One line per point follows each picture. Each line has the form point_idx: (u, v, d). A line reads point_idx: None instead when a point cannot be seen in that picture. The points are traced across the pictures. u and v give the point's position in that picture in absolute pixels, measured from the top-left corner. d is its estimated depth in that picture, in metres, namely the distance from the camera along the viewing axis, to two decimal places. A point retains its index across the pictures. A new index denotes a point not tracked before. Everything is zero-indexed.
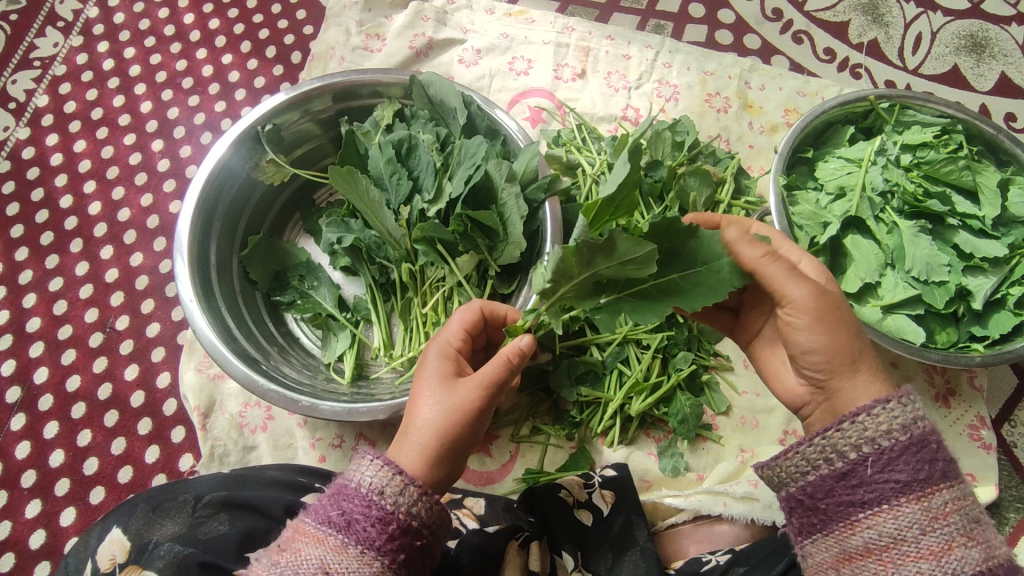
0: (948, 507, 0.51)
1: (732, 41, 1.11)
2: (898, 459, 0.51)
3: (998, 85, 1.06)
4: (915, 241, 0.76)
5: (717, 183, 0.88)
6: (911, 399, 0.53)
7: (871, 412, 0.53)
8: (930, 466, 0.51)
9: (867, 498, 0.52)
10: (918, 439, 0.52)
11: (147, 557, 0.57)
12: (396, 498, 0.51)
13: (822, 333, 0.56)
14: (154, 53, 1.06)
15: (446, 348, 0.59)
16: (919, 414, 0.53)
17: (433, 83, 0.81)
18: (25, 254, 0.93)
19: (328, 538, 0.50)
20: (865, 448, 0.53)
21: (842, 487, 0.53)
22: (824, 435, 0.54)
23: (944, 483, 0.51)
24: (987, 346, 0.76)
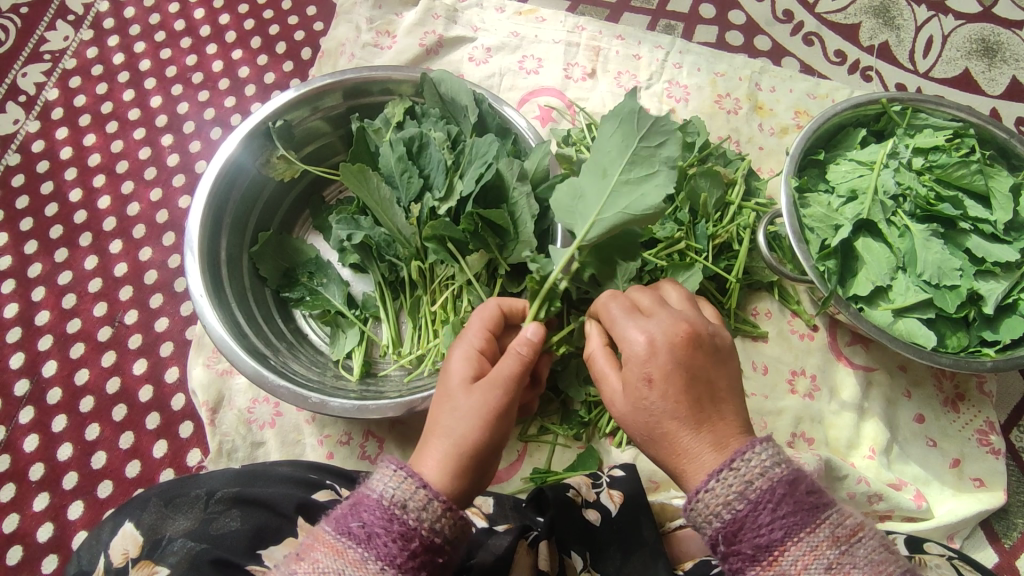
0: (798, 566, 0.48)
1: (744, 41, 1.10)
2: (744, 530, 0.49)
3: (1009, 90, 1.06)
4: (926, 245, 0.76)
5: (728, 184, 0.88)
6: (744, 459, 0.50)
7: (709, 486, 0.50)
8: (771, 528, 0.48)
9: (734, 569, 0.50)
10: (758, 501, 0.49)
11: (159, 554, 0.57)
12: (419, 514, 0.49)
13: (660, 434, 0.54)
14: (165, 48, 1.05)
15: (471, 351, 0.59)
16: (754, 472, 0.49)
17: (445, 80, 0.81)
18: (35, 247, 0.93)
19: (347, 551, 0.48)
20: (715, 522, 0.50)
21: (712, 559, 0.51)
22: (685, 510, 0.52)
23: (792, 541, 0.48)
24: (998, 351, 0.76)
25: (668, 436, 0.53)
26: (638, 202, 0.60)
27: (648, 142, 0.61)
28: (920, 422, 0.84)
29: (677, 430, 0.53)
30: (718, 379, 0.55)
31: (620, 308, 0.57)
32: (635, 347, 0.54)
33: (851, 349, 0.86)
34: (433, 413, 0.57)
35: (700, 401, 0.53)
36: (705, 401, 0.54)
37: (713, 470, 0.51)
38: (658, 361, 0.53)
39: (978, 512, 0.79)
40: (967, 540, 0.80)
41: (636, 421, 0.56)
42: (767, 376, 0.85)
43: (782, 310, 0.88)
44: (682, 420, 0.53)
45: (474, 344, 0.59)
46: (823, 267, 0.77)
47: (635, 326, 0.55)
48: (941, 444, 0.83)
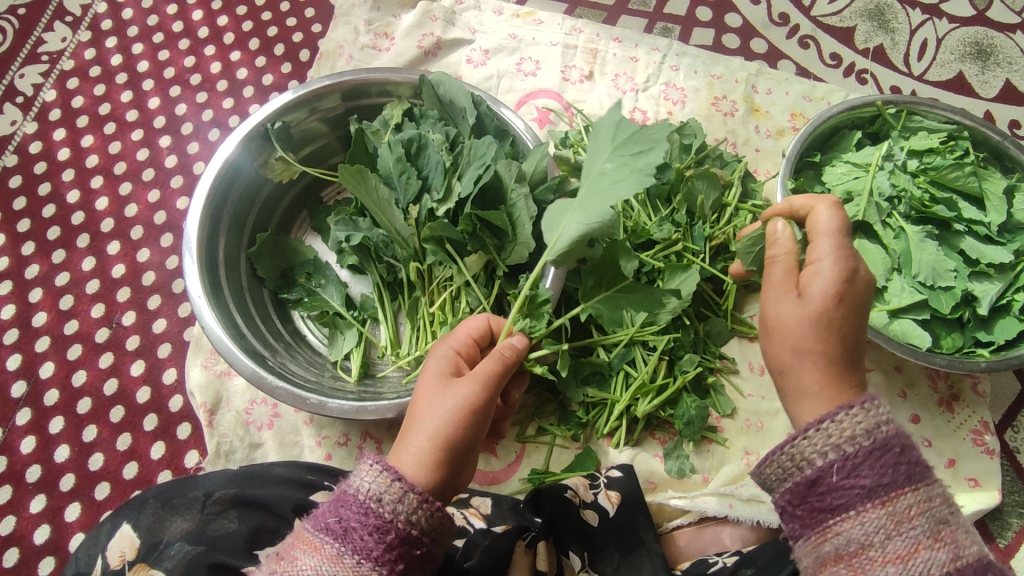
0: (913, 510, 0.49)
1: (740, 44, 1.11)
2: (863, 465, 0.50)
3: (1003, 93, 1.07)
4: (922, 246, 0.76)
5: (724, 186, 0.89)
6: (875, 403, 0.52)
7: (835, 419, 0.52)
8: (893, 470, 0.50)
9: (834, 504, 0.51)
10: (881, 445, 0.51)
11: (157, 556, 0.57)
12: (394, 507, 0.50)
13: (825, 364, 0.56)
14: (163, 49, 1.05)
15: (449, 350, 0.60)
16: (883, 417, 0.52)
17: (443, 82, 0.81)
18: (31, 248, 0.93)
19: (324, 545, 0.49)
20: (831, 454, 0.51)
21: (809, 495, 0.52)
22: (789, 444, 0.53)
23: (908, 487, 0.50)
24: (992, 352, 0.77)
25: (812, 357, 0.56)
26: (591, 215, 0.60)
27: (625, 150, 0.58)
28: (915, 423, 0.85)
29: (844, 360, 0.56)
30: (862, 345, 0.58)
31: (828, 224, 0.58)
32: (823, 280, 0.56)
33: None
34: (411, 413, 0.57)
35: (846, 358, 0.56)
36: (852, 354, 0.57)
37: (841, 405, 0.53)
38: (830, 306, 0.55)
39: (971, 511, 0.80)
40: None
41: (795, 331, 0.56)
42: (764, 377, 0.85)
43: None
44: (813, 372, 0.56)
45: (455, 343, 0.61)
46: None
47: (826, 268, 0.56)
48: (937, 444, 0.83)
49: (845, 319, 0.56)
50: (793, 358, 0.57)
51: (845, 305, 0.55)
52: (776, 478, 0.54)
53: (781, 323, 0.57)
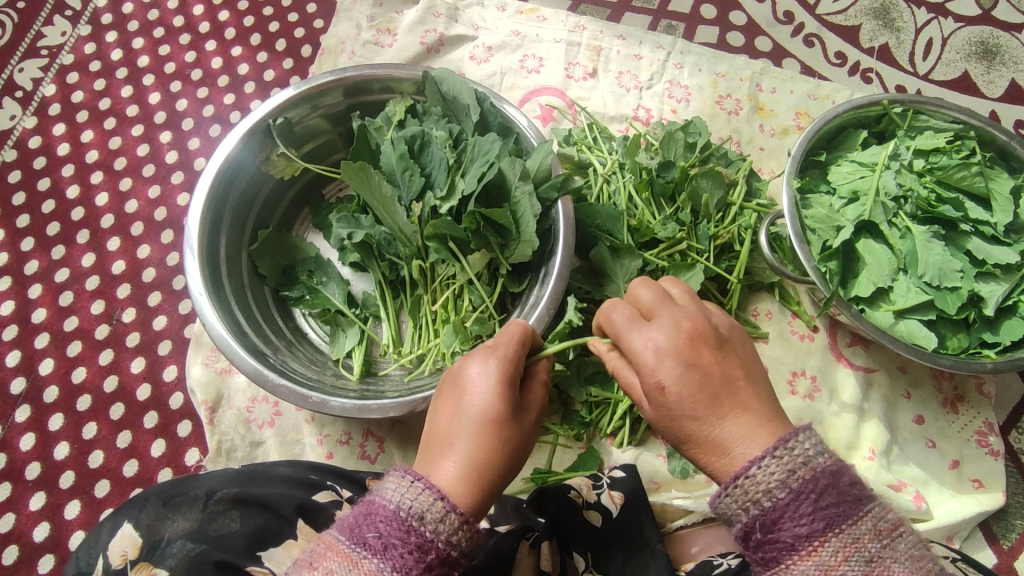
0: (838, 558, 0.47)
1: (744, 42, 1.10)
2: (783, 519, 0.48)
3: (1008, 93, 1.07)
4: (928, 246, 0.76)
5: (729, 185, 0.88)
6: (789, 446, 0.49)
7: (748, 474, 0.49)
8: (811, 519, 0.47)
9: (769, 557, 0.49)
10: (800, 491, 0.48)
11: (159, 554, 0.56)
12: (436, 526, 0.48)
13: (723, 422, 0.51)
14: (164, 44, 1.05)
15: (506, 363, 0.56)
16: (754, 493, 0.48)
17: (446, 79, 0.81)
18: (31, 244, 0.92)
19: (362, 561, 0.46)
20: (750, 510, 0.49)
21: (746, 548, 0.50)
22: (715, 501, 0.51)
23: (832, 531, 0.47)
24: (998, 353, 0.76)
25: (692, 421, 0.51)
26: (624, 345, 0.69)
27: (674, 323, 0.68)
28: (919, 423, 0.84)
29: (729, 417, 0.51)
30: (733, 370, 0.52)
31: (651, 294, 0.56)
32: (680, 327, 0.52)
33: (851, 350, 0.87)
34: (451, 419, 0.55)
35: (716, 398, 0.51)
36: (726, 392, 0.51)
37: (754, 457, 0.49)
38: (685, 347, 0.51)
39: (975, 513, 0.79)
40: (967, 540, 0.81)
41: (675, 395, 0.51)
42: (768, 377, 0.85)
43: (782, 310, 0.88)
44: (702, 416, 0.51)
45: (510, 353, 0.57)
46: (824, 268, 0.77)
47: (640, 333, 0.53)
48: (941, 445, 0.83)
49: (713, 368, 0.51)
50: (679, 410, 0.52)
51: (691, 363, 0.51)
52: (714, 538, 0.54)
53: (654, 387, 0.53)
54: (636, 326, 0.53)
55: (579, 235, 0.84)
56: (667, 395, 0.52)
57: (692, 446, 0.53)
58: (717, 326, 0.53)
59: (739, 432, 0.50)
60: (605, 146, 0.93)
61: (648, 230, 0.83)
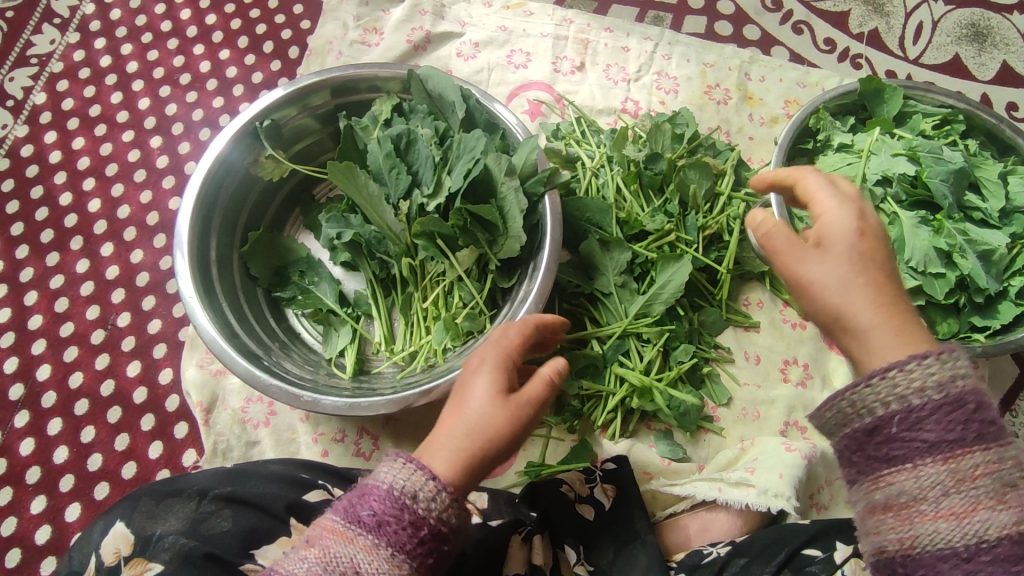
0: (979, 470, 0.46)
1: (732, 32, 1.10)
2: (928, 420, 0.47)
3: (1000, 75, 1.06)
4: (915, 232, 0.75)
5: (717, 175, 0.88)
6: (954, 354, 0.48)
7: (905, 367, 0.48)
8: (961, 429, 0.46)
9: (892, 455, 0.48)
10: (956, 398, 0.47)
11: (152, 550, 0.57)
12: (429, 504, 0.49)
13: (861, 286, 0.52)
14: (152, 49, 1.05)
15: (503, 352, 0.57)
16: (958, 372, 0.48)
17: (432, 77, 0.81)
18: (26, 252, 0.93)
19: (357, 536, 0.48)
20: (893, 405, 0.48)
21: (866, 442, 0.49)
22: (852, 390, 0.49)
23: (978, 445, 0.46)
24: (988, 337, 0.76)
25: (849, 333, 0.52)
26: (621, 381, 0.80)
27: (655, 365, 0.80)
28: None
29: (896, 292, 0.53)
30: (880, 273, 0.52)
31: (779, 230, 0.55)
32: (837, 227, 0.54)
33: None
34: (450, 410, 0.55)
35: (896, 303, 0.52)
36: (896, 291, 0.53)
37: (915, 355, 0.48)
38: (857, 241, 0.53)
39: None
40: None
41: (845, 292, 0.52)
42: (760, 365, 0.86)
43: (773, 299, 0.89)
44: (867, 332, 0.51)
45: (504, 343, 0.58)
46: None
47: (831, 201, 0.55)
48: None
49: (873, 248, 0.53)
50: (842, 285, 0.52)
51: (871, 239, 0.53)
52: (837, 422, 0.51)
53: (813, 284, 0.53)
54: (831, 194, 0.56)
55: (569, 228, 0.84)
56: (847, 258, 0.52)
57: (829, 317, 0.53)
58: (827, 230, 0.54)
59: (897, 313, 0.51)
60: (594, 139, 0.93)
61: (637, 222, 0.83)
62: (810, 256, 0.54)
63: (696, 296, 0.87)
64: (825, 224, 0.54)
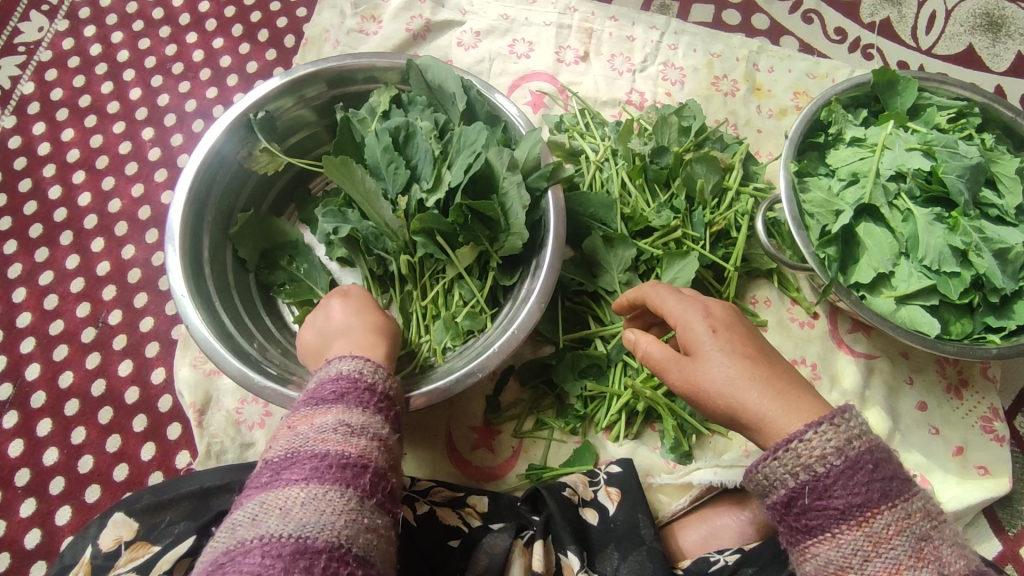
0: (891, 529, 0.48)
1: (740, 21, 1.07)
2: (835, 486, 0.49)
3: (1014, 66, 1.03)
4: (930, 229, 0.73)
5: (725, 170, 0.86)
6: (844, 418, 0.51)
7: (803, 437, 0.50)
8: (866, 489, 0.49)
9: (811, 525, 0.50)
10: (856, 461, 0.49)
11: (157, 534, 0.61)
12: (378, 373, 0.56)
13: (744, 377, 0.54)
14: (143, 38, 1.02)
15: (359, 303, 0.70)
16: (853, 433, 0.50)
17: (431, 66, 0.78)
18: (14, 247, 0.91)
19: (330, 409, 0.52)
20: (802, 476, 0.50)
21: (789, 514, 0.51)
22: (762, 464, 0.52)
23: (885, 504, 0.48)
24: (1003, 338, 0.74)
25: (754, 425, 0.54)
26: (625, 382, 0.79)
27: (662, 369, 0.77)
28: (923, 410, 0.83)
29: (775, 367, 0.55)
30: (744, 351, 0.56)
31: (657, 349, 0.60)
32: (695, 329, 0.57)
33: (852, 337, 0.85)
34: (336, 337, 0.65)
35: (774, 374, 0.55)
36: (769, 355, 0.57)
37: (811, 421, 0.51)
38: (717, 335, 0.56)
39: (981, 499, 0.77)
40: (970, 528, 0.79)
41: (726, 390, 0.54)
42: None
43: (781, 297, 0.86)
44: (765, 416, 0.53)
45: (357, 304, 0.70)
46: (823, 254, 0.74)
47: (679, 303, 0.59)
48: (945, 432, 0.81)
49: (732, 331, 0.57)
50: (719, 380, 0.55)
51: (725, 331, 0.57)
52: (758, 491, 0.54)
53: (701, 388, 0.56)
54: (675, 297, 0.60)
55: (572, 225, 0.82)
56: (717, 355, 0.55)
57: (728, 415, 0.56)
58: (688, 333, 0.57)
59: (781, 389, 0.54)
60: (598, 132, 0.90)
61: (643, 218, 0.80)
62: (684, 363, 0.57)
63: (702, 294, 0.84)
64: (684, 333, 0.58)
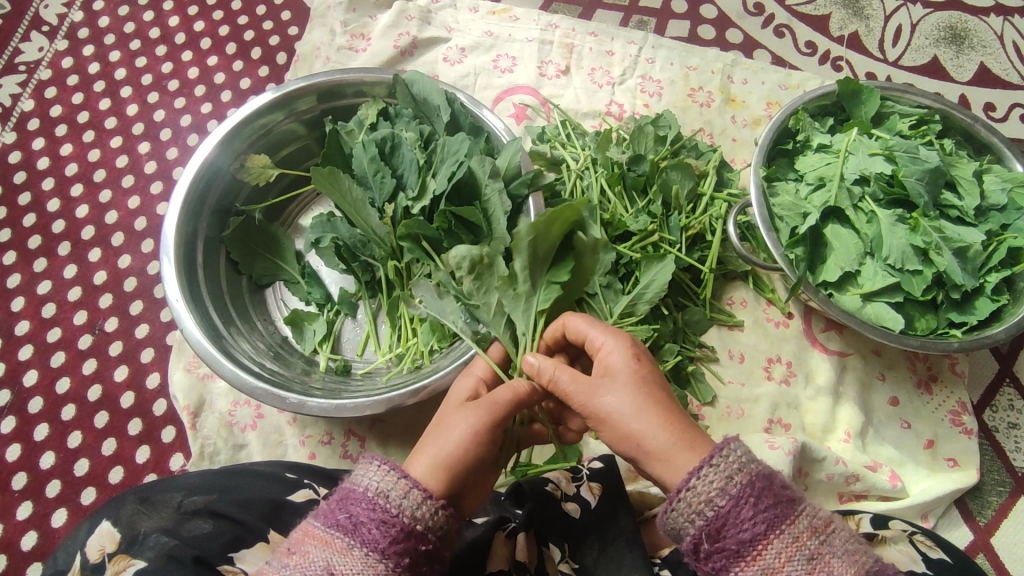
0: (783, 558, 0.50)
1: (715, 35, 1.12)
2: (725, 527, 0.51)
3: (978, 76, 1.08)
4: (893, 230, 0.76)
5: (700, 176, 0.90)
6: (721, 454, 0.53)
7: (688, 485, 0.53)
8: (753, 522, 0.51)
9: (717, 569, 0.52)
10: (740, 496, 0.51)
11: (137, 548, 0.57)
12: (401, 501, 0.51)
13: (635, 411, 0.57)
14: (140, 56, 1.06)
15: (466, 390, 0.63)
16: (733, 468, 0.52)
17: (416, 81, 0.82)
18: (13, 258, 0.93)
19: (335, 540, 0.50)
20: (697, 522, 0.52)
21: (697, 560, 0.53)
22: (664, 516, 0.54)
23: (772, 534, 0.50)
24: (965, 332, 0.78)
25: (648, 455, 0.57)
26: None
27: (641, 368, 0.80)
28: (894, 405, 0.86)
29: (675, 407, 0.58)
30: (651, 388, 0.59)
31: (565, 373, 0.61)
32: (609, 361, 0.60)
33: (825, 335, 0.88)
34: (437, 430, 0.58)
35: (675, 413, 0.58)
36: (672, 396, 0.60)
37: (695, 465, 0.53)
38: (627, 370, 0.59)
39: (951, 489, 0.80)
40: (942, 518, 0.82)
41: (622, 419, 0.57)
42: (743, 364, 0.87)
43: (756, 298, 0.90)
44: (657, 449, 0.56)
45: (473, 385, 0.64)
46: (792, 254, 0.77)
47: (599, 336, 0.63)
48: (916, 426, 0.84)
49: (644, 368, 0.60)
50: (620, 409, 0.57)
51: (639, 368, 0.60)
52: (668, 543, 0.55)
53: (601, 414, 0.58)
54: (600, 332, 0.63)
55: None
56: (621, 388, 0.58)
57: (625, 443, 0.58)
58: (602, 364, 0.60)
59: (678, 428, 0.56)
60: (579, 142, 0.94)
61: (621, 223, 0.83)
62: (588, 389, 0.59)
63: (680, 295, 0.87)
64: (600, 362, 0.61)
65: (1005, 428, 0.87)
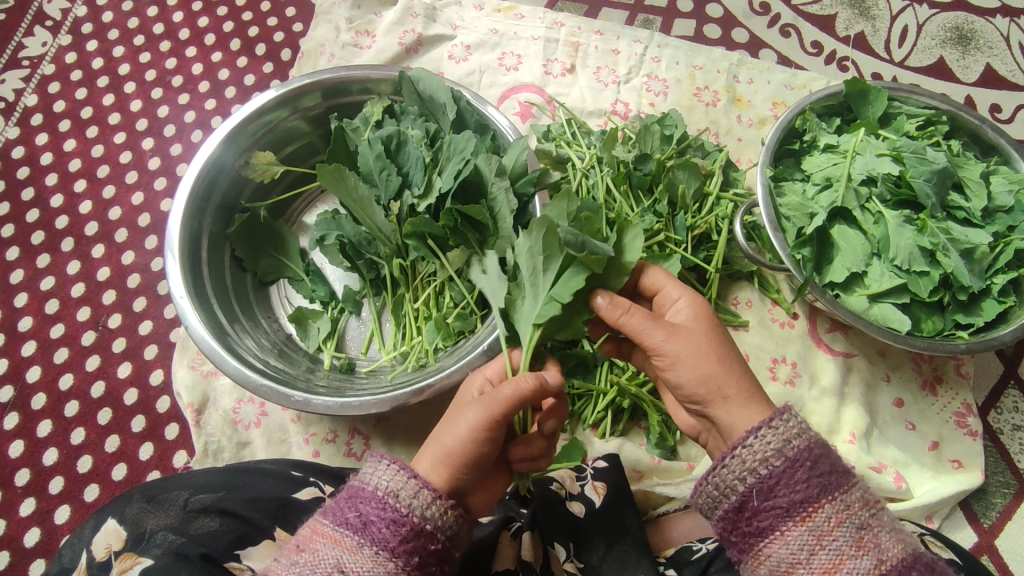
0: (831, 522, 0.51)
1: (721, 35, 1.11)
2: (779, 486, 0.52)
3: (983, 77, 1.08)
4: (900, 230, 0.76)
5: (705, 176, 0.89)
6: (784, 418, 0.54)
7: (746, 443, 0.54)
8: (806, 485, 0.52)
9: (761, 528, 0.53)
10: (796, 459, 0.53)
11: (143, 545, 0.57)
12: (410, 501, 0.51)
13: (708, 363, 0.58)
14: (144, 52, 1.05)
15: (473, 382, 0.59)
16: (793, 433, 0.54)
17: (422, 78, 0.81)
18: (16, 254, 0.93)
19: (344, 538, 0.51)
20: (749, 479, 0.53)
21: (742, 519, 0.54)
22: (712, 473, 0.55)
23: (824, 498, 0.52)
24: (971, 334, 0.78)
25: (716, 401, 0.58)
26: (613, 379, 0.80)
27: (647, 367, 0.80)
28: (899, 407, 0.86)
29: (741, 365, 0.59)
30: (723, 345, 0.59)
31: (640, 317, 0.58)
32: (682, 314, 0.59)
33: (831, 336, 0.88)
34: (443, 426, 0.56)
35: (741, 369, 0.59)
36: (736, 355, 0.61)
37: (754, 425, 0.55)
38: (701, 325, 0.59)
39: (956, 490, 0.80)
40: (947, 520, 0.82)
41: (697, 367, 0.58)
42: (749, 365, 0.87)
43: (762, 299, 0.89)
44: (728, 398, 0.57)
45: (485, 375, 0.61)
46: (798, 254, 0.77)
47: (672, 287, 0.61)
48: (921, 427, 0.84)
49: (714, 325, 0.60)
50: (695, 359, 0.58)
51: (711, 323, 0.60)
52: (709, 503, 0.56)
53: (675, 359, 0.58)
54: (675, 286, 0.61)
55: None
56: (699, 340, 0.58)
57: (691, 386, 0.58)
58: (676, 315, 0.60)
59: (747, 386, 0.58)
60: (584, 141, 0.94)
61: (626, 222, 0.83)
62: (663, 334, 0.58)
63: None
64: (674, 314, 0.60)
65: (1010, 430, 0.86)
